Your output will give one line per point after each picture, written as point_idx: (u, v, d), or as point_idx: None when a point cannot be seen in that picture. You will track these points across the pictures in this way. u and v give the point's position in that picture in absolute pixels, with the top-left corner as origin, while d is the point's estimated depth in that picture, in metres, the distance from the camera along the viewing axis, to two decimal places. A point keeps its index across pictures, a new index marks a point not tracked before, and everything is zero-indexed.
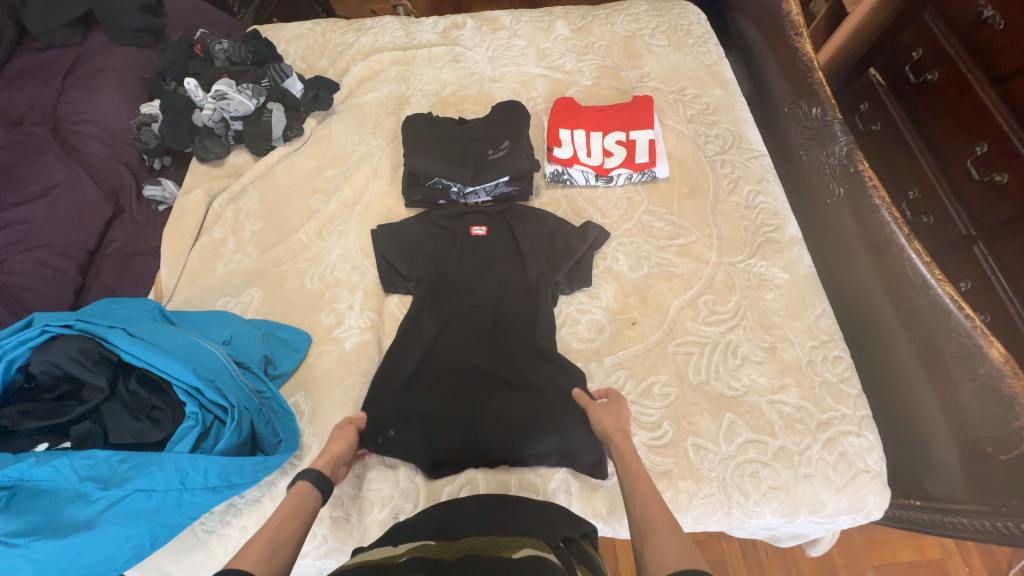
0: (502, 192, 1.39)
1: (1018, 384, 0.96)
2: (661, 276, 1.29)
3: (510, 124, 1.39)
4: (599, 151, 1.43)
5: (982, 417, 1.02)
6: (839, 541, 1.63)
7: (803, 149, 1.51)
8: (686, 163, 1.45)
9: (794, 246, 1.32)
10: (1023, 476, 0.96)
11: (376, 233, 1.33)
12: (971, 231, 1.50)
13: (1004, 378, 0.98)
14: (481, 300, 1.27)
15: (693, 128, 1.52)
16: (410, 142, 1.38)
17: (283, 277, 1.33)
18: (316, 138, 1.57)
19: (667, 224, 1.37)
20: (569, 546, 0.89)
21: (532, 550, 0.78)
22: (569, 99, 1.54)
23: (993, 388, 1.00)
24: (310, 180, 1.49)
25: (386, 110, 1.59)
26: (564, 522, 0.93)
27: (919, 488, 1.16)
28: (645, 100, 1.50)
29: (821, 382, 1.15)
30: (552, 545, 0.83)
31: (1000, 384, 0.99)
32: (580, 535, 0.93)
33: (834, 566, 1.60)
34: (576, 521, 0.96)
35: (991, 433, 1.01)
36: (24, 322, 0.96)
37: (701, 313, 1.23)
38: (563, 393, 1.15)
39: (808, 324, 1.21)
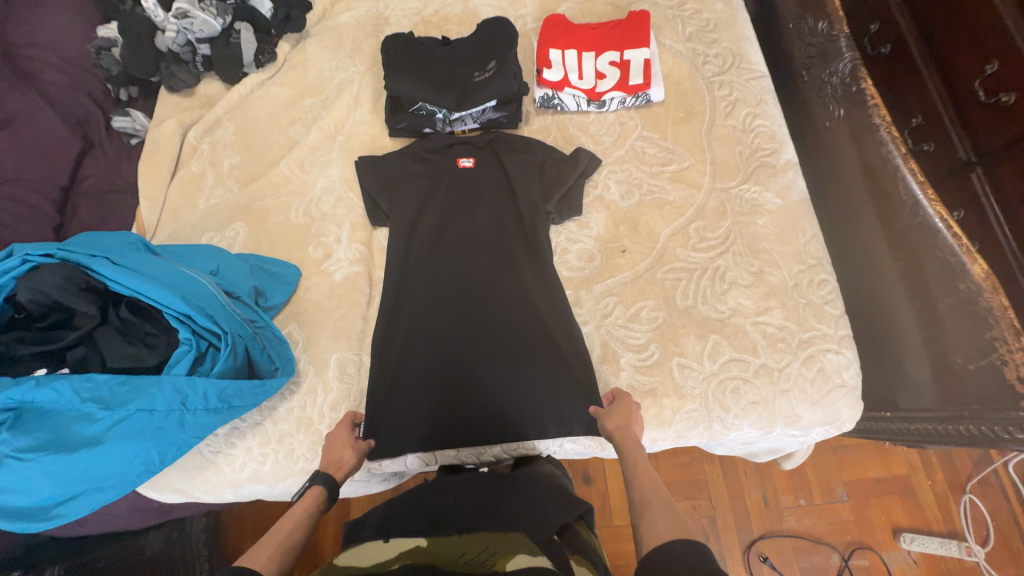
0: (489, 119, 1.34)
1: (996, 298, 0.99)
2: (652, 204, 1.27)
3: (497, 42, 1.30)
4: (591, 73, 1.36)
5: (957, 331, 1.06)
6: (813, 459, 1.74)
7: (805, 70, 1.44)
8: (683, 86, 1.38)
9: (789, 171, 1.29)
10: (989, 383, 1.02)
11: (359, 168, 1.28)
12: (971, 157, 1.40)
13: (982, 293, 1.01)
14: (470, 235, 1.25)
15: (691, 47, 1.43)
16: (390, 64, 1.28)
17: (268, 212, 1.30)
18: (290, 64, 1.47)
19: (661, 150, 1.32)
20: (564, 535, 0.82)
21: (526, 560, 0.70)
22: (560, 16, 1.43)
23: (971, 302, 1.03)
24: (288, 110, 1.42)
25: (364, 32, 1.48)
26: (557, 507, 0.85)
27: (889, 402, 1.23)
28: (641, 15, 1.39)
29: (805, 304, 1.17)
30: (546, 546, 0.75)
31: (977, 299, 1.02)
32: (575, 518, 0.86)
33: (807, 482, 1.72)
34: (570, 502, 0.87)
35: (965, 346, 1.05)
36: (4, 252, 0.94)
37: (691, 240, 1.23)
38: (555, 319, 1.18)
39: (798, 249, 1.21)
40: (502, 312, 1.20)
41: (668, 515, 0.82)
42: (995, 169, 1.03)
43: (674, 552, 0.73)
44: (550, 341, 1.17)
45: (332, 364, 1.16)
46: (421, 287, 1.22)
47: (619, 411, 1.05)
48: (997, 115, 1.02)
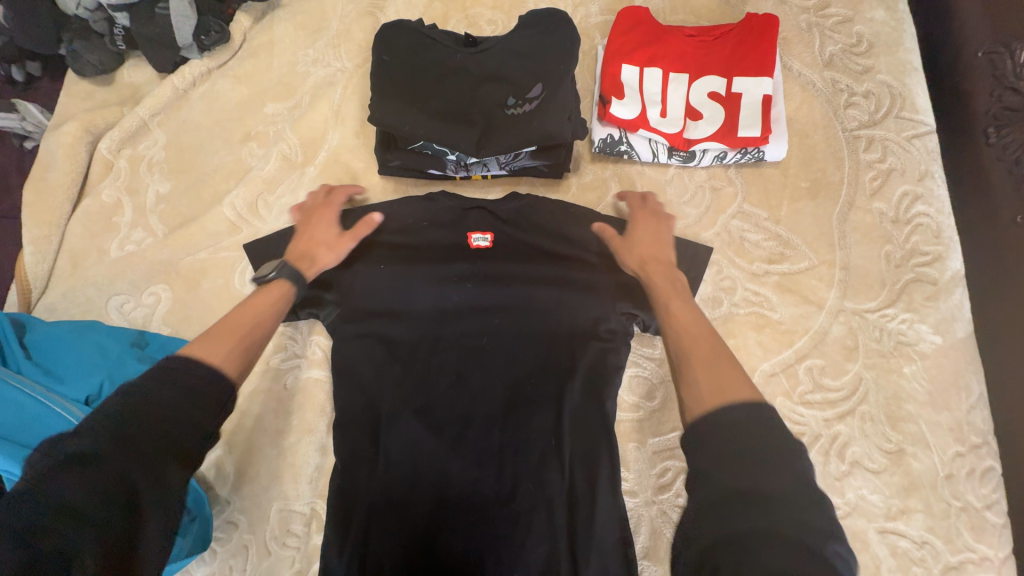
0: (522, 166, 0.91)
1: None
2: (748, 321, 0.87)
3: (547, 51, 0.85)
4: (680, 110, 0.92)
5: None
6: None
7: (993, 125, 0.91)
8: (810, 140, 0.94)
9: (955, 290, 0.88)
10: None
11: (305, 229, 0.86)
12: None
13: None
14: (480, 354, 0.86)
15: (830, 77, 0.97)
16: (383, 76, 0.85)
17: (201, 273, 0.92)
18: (251, 48, 1.03)
19: (769, 237, 0.91)
20: None
21: None
22: (643, 10, 0.96)
23: None
24: (241, 117, 1.00)
25: (357, 10, 1.05)
26: None
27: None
28: (767, 24, 0.93)
29: (959, 509, 0.79)
30: None
31: None
32: None
33: None
34: None
35: None
36: None
37: (800, 386, 0.84)
38: (595, 480, 0.81)
39: (957, 419, 0.82)
40: (517, 477, 0.81)
41: (713, 368, 0.60)
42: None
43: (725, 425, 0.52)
44: (586, 529, 0.79)
45: (271, 519, 0.83)
46: (401, 429, 0.83)
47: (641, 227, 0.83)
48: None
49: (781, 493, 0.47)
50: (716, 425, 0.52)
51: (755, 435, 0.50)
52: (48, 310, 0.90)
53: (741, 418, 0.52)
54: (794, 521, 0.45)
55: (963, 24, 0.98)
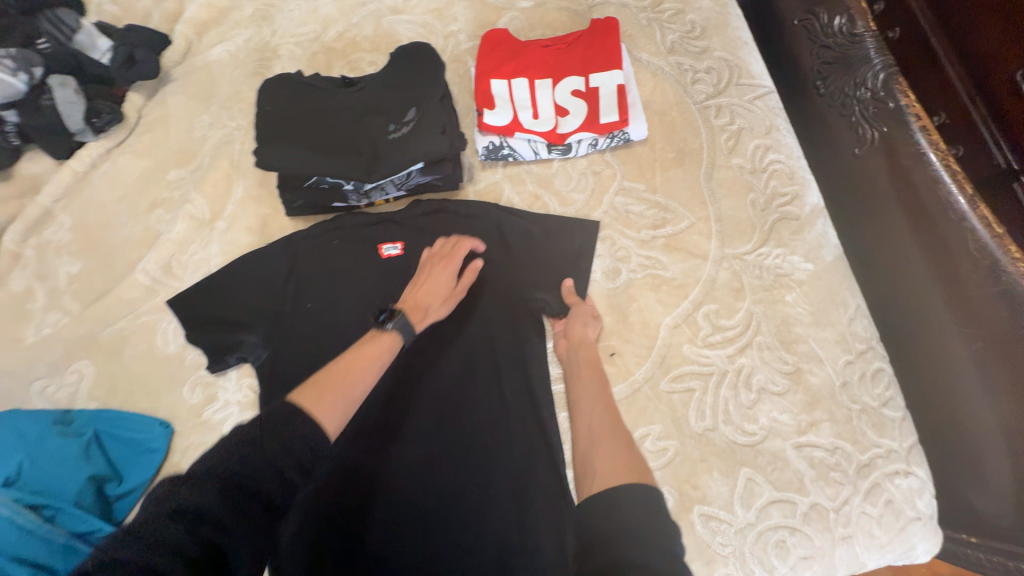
0: (417, 184, 0.99)
1: None
2: (646, 283, 0.95)
3: (417, 80, 0.95)
4: (550, 110, 1.02)
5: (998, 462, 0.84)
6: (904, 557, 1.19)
7: (819, 78, 1.10)
8: (669, 115, 1.06)
9: (817, 221, 0.99)
10: None
11: (226, 279, 0.95)
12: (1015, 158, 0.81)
13: None
14: (405, 364, 0.92)
15: (674, 60, 1.10)
16: (267, 125, 0.91)
17: (122, 341, 0.94)
18: (147, 122, 1.09)
19: (649, 207, 1.00)
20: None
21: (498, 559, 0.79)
22: (502, 32, 1.09)
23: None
24: (145, 188, 1.04)
25: (244, 71, 1.13)
26: None
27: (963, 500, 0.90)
28: (608, 24, 1.06)
29: (859, 411, 0.87)
30: None
31: None
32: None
33: None
34: None
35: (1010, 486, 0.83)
36: None
37: (701, 331, 0.92)
38: (531, 448, 0.87)
39: (840, 332, 0.92)
40: (459, 473, 0.86)
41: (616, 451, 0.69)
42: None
43: (622, 500, 0.58)
44: (529, 514, 0.83)
45: None
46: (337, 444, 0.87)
47: (578, 341, 0.89)
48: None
49: (646, 527, 0.55)
50: (614, 499, 0.59)
51: (644, 518, 0.56)
52: None
53: (631, 507, 0.57)
54: (638, 524, 0.56)
55: None
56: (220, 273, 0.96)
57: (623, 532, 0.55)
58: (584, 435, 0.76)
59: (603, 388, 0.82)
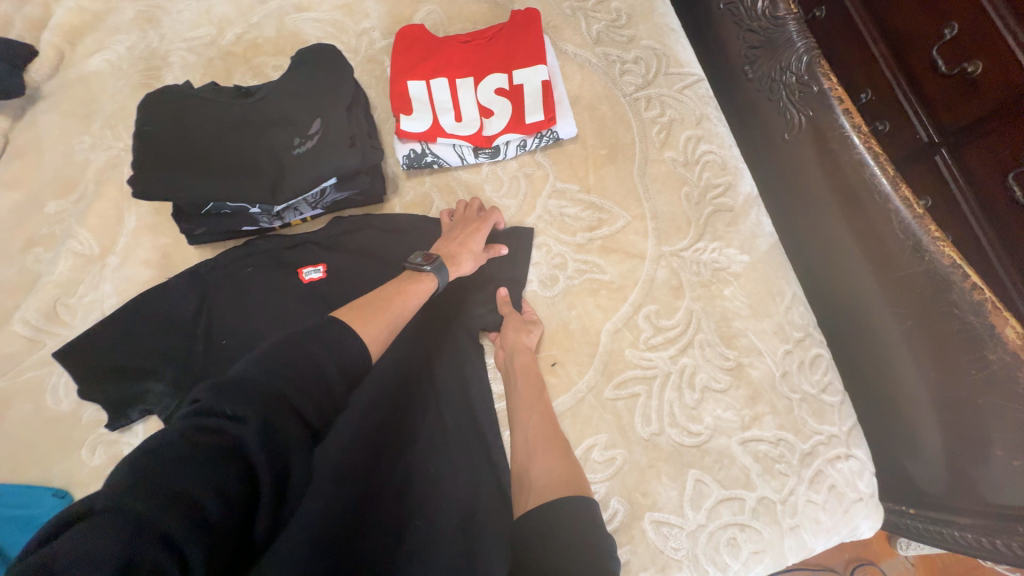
0: (334, 200, 0.91)
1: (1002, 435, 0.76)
2: (585, 289, 0.92)
3: (321, 86, 0.86)
4: (473, 111, 0.96)
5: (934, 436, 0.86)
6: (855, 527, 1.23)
7: (747, 63, 1.08)
8: (599, 110, 1.02)
9: (751, 210, 0.98)
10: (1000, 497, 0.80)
11: (122, 323, 0.85)
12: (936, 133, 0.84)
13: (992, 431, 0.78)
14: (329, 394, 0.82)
15: (601, 51, 1.05)
16: (150, 148, 0.81)
17: (5, 404, 0.83)
18: (15, 149, 0.95)
19: (584, 207, 0.97)
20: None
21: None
22: (417, 28, 1.01)
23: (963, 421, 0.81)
24: (18, 224, 0.92)
25: (128, 83, 1.00)
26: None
27: (906, 476, 0.92)
28: (529, 15, 1.00)
29: (799, 400, 0.88)
30: None
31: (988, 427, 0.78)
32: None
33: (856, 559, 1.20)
34: None
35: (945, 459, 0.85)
36: None
37: (642, 334, 0.89)
38: (475, 471, 0.82)
39: (778, 322, 0.91)
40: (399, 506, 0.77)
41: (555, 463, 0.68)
42: (962, 149, 0.80)
43: (561, 515, 0.56)
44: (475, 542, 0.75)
45: None
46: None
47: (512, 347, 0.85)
48: (964, 88, 0.78)
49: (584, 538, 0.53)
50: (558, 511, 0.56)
51: (583, 531, 0.54)
52: None
53: (570, 523, 0.55)
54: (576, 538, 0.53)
55: None
56: (114, 316, 0.86)
57: (560, 548, 0.53)
58: (523, 450, 0.74)
59: (540, 399, 0.80)
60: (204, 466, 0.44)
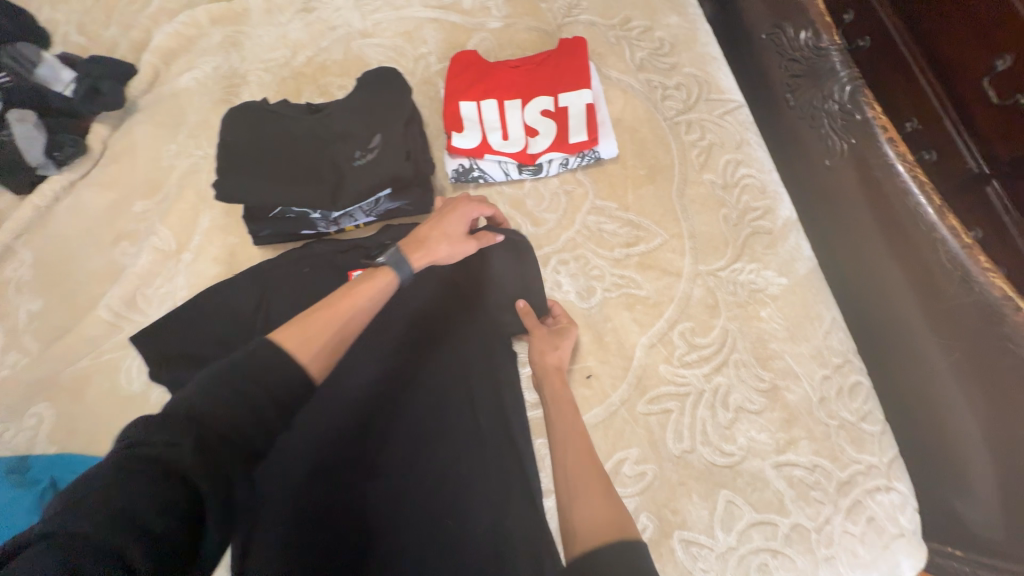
0: (387, 210, 0.98)
1: None
2: (620, 303, 0.94)
3: (383, 105, 0.94)
4: (519, 131, 1.02)
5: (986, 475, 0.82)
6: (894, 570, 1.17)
7: (789, 90, 1.10)
8: (640, 133, 1.06)
9: (790, 234, 0.98)
10: None
11: (191, 314, 0.92)
12: (984, 165, 0.81)
13: None
14: (375, 394, 0.86)
15: (644, 77, 1.10)
16: (229, 155, 0.90)
17: (84, 381, 0.91)
18: (112, 154, 1.07)
19: (622, 225, 1.00)
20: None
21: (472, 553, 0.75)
22: (471, 54, 1.09)
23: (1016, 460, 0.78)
24: (108, 221, 1.02)
25: (212, 99, 1.12)
26: None
27: (956, 517, 0.88)
28: (576, 44, 1.06)
29: (837, 427, 0.86)
30: None
31: None
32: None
33: None
34: None
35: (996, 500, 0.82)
36: None
37: (676, 350, 0.91)
38: (504, 471, 0.83)
39: (816, 346, 0.91)
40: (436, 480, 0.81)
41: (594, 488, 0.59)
42: (1018, 178, 0.77)
43: (600, 563, 0.49)
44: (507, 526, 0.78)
45: None
46: (298, 483, 0.76)
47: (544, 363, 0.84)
48: (1013, 118, 0.76)
49: None
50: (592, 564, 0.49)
51: None
52: None
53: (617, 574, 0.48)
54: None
55: None
56: (184, 307, 0.94)
57: None
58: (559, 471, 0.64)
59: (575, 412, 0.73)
60: (154, 487, 0.46)
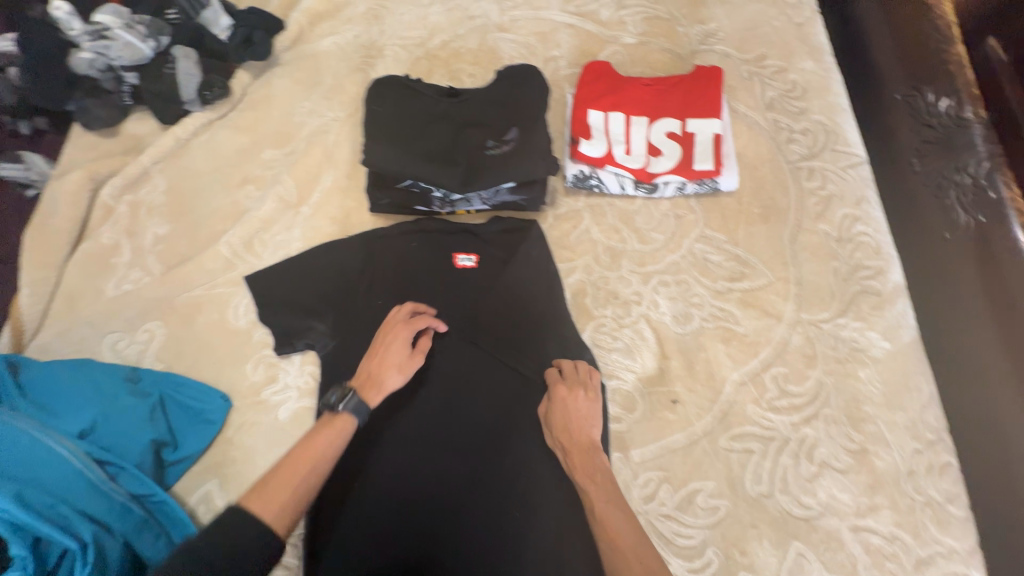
0: (503, 202, 1.00)
1: None
2: (717, 335, 0.94)
3: (523, 101, 0.97)
4: (642, 149, 1.03)
5: None
6: None
7: (916, 156, 1.04)
8: (760, 171, 1.06)
9: (898, 299, 0.97)
10: None
11: (306, 267, 0.97)
12: None
13: None
14: (466, 387, 0.91)
15: (771, 117, 1.10)
16: (372, 125, 0.95)
17: (197, 308, 0.96)
18: (250, 101, 1.12)
19: (728, 258, 1.00)
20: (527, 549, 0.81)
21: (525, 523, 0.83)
22: (605, 65, 1.11)
23: None
24: (238, 163, 1.08)
25: (349, 65, 1.17)
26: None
27: None
28: (713, 73, 1.07)
29: (922, 503, 0.84)
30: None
31: None
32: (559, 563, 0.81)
33: None
34: None
35: None
36: None
37: (766, 393, 0.90)
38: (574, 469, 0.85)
39: (911, 418, 0.89)
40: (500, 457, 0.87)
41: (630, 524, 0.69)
42: None
43: None
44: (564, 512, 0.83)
45: None
46: (384, 425, 0.88)
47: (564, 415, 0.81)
48: None
49: None
50: None
51: None
52: (42, 350, 0.92)
53: None
54: None
55: (881, 73, 1.13)
56: (297, 259, 0.97)
57: None
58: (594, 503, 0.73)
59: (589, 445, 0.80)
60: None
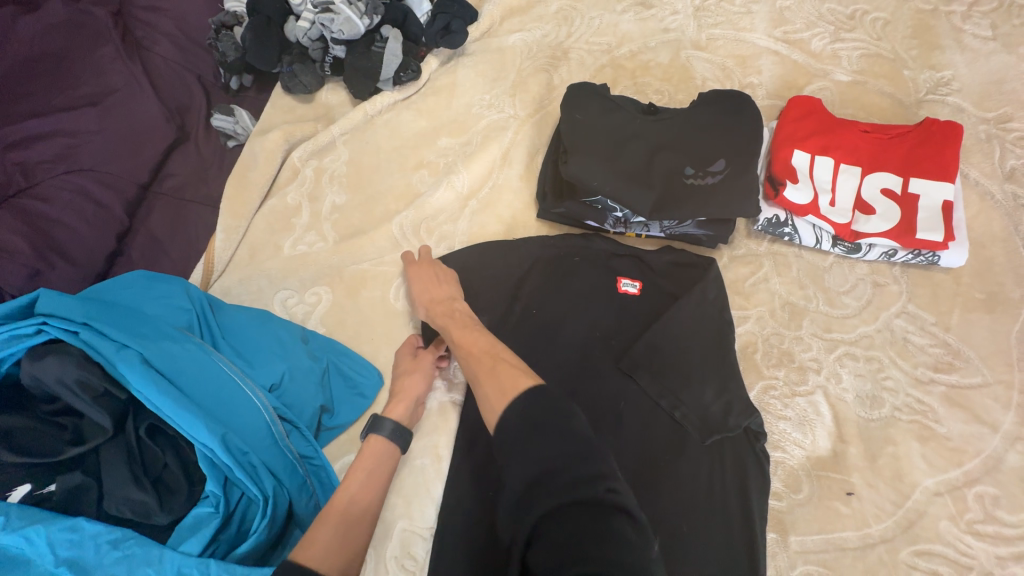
0: (683, 234, 0.94)
1: None
2: (911, 430, 0.82)
3: (732, 131, 0.89)
4: (851, 202, 0.92)
5: None
6: None
7: None
8: (987, 251, 0.91)
9: None
10: None
11: (470, 261, 0.95)
12: None
13: None
14: (613, 419, 0.82)
15: (1011, 190, 0.95)
16: (567, 132, 0.92)
17: (362, 282, 0.99)
18: (434, 87, 1.14)
19: (935, 343, 0.87)
20: None
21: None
22: (817, 102, 1.00)
23: None
24: (415, 146, 1.09)
25: (534, 64, 1.15)
26: None
27: None
28: (952, 128, 0.93)
29: None
30: None
31: None
32: None
33: None
34: None
35: None
36: (29, 299, 0.67)
37: (967, 512, 0.77)
38: (726, 543, 0.76)
39: None
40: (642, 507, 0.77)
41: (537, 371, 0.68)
42: None
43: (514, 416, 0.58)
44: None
45: (393, 538, 0.81)
46: None
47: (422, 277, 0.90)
48: None
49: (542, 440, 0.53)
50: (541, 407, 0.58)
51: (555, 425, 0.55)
52: (224, 292, 0.98)
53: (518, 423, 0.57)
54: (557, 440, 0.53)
55: None
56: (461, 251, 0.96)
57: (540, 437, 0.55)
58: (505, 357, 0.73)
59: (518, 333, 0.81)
60: None
